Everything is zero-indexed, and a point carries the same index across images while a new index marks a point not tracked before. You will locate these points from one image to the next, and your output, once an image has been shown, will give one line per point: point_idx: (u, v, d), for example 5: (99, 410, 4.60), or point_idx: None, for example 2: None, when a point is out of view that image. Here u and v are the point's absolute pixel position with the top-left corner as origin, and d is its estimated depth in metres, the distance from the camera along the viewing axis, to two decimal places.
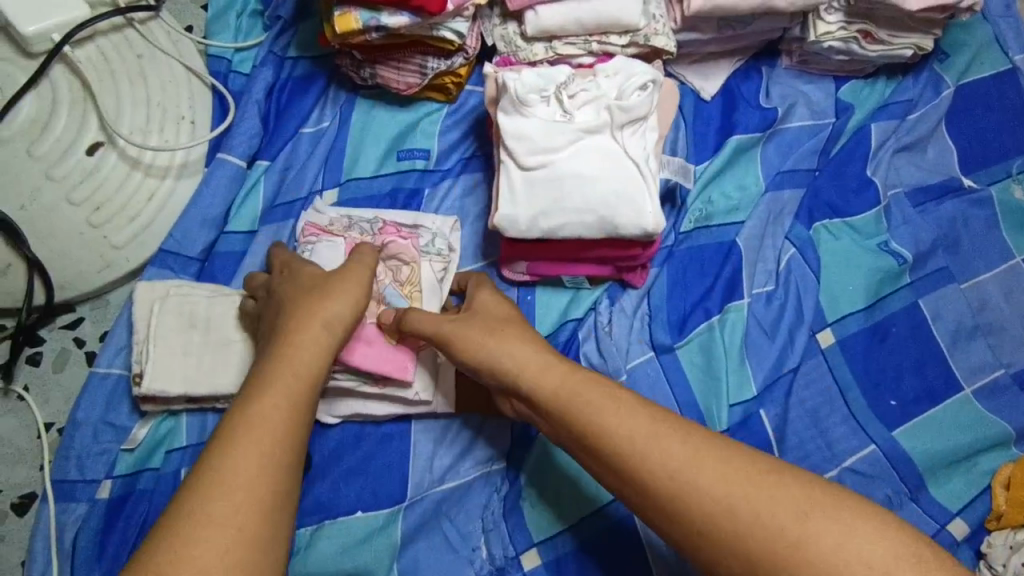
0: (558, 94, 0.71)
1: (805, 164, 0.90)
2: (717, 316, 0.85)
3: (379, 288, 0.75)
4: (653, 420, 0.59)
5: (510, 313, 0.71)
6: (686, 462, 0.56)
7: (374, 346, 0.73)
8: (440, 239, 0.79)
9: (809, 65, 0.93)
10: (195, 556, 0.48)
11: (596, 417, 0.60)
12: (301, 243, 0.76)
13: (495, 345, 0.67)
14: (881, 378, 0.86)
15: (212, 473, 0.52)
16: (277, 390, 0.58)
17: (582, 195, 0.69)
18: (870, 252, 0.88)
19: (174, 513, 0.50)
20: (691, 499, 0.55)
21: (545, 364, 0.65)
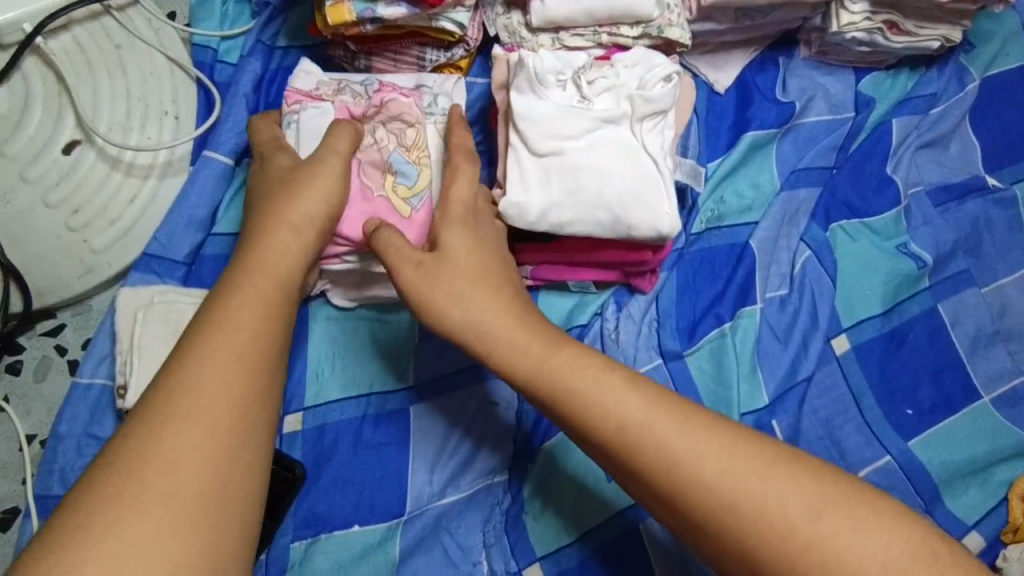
0: (576, 78, 0.67)
1: (822, 162, 0.86)
2: (729, 323, 0.81)
3: (385, 155, 0.70)
4: (643, 404, 0.54)
5: (492, 265, 0.63)
6: (684, 449, 0.51)
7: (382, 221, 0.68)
8: (443, 98, 0.73)
9: (828, 56, 0.88)
10: (170, 441, 0.47)
11: (583, 397, 0.55)
12: (289, 113, 0.72)
13: (474, 301, 0.60)
14: (897, 387, 0.82)
15: (185, 367, 0.51)
16: (246, 290, 0.56)
17: (598, 188, 0.65)
18: (888, 254, 0.84)
19: (146, 405, 0.50)
20: (692, 488, 0.50)
21: (522, 322, 0.59)
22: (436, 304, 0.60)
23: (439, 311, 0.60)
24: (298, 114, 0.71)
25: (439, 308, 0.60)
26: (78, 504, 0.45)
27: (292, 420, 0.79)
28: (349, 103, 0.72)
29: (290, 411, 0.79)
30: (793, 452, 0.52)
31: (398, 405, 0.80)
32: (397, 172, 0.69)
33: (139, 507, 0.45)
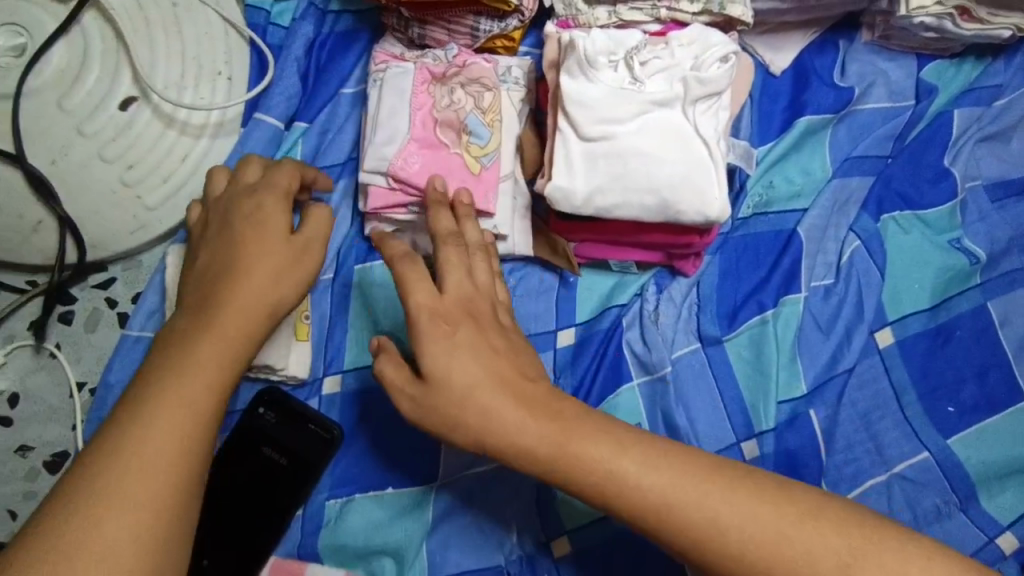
0: (628, 59, 0.65)
1: (878, 150, 0.84)
2: (771, 310, 0.80)
3: (461, 116, 0.73)
4: (667, 477, 0.53)
5: (484, 375, 0.56)
6: (709, 520, 0.52)
7: (458, 178, 0.71)
8: (517, 69, 0.76)
9: (891, 41, 0.86)
10: (107, 534, 0.48)
11: (602, 482, 0.54)
12: (374, 71, 0.75)
13: (476, 428, 0.56)
14: (940, 384, 0.80)
15: (125, 447, 0.50)
16: (197, 372, 0.55)
17: (646, 173, 0.64)
18: (940, 249, 0.82)
19: (79, 488, 0.49)
20: (719, 558, 0.52)
21: (523, 426, 0.55)
22: (441, 427, 0.57)
23: (447, 431, 0.57)
24: (383, 72, 0.74)
25: (447, 432, 0.57)
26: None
27: (330, 382, 0.80)
28: (429, 64, 0.74)
29: (329, 373, 0.80)
30: (821, 504, 0.53)
31: None
32: (471, 132, 0.72)
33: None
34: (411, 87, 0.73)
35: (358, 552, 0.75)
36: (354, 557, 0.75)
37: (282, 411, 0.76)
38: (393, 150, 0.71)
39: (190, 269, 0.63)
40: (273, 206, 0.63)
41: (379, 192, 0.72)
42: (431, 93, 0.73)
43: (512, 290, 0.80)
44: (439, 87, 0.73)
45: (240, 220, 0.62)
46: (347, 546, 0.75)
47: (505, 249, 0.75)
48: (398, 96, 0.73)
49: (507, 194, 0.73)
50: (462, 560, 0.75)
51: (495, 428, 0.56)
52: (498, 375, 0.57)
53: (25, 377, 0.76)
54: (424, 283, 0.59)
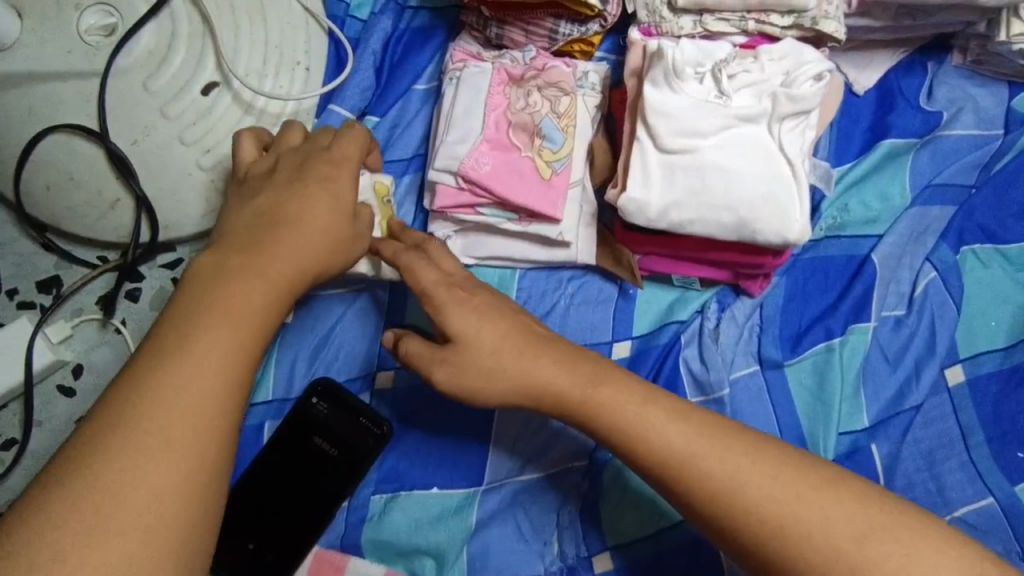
0: (715, 71, 0.63)
1: (962, 179, 0.80)
2: (838, 338, 0.77)
3: (536, 119, 0.71)
4: (687, 434, 0.56)
5: (508, 330, 0.60)
6: (729, 476, 0.54)
7: (527, 181, 0.70)
8: (594, 74, 0.74)
9: (983, 66, 0.82)
10: (147, 479, 0.45)
11: (621, 424, 0.57)
12: (451, 70, 0.74)
13: (508, 376, 0.59)
14: (1011, 428, 0.75)
15: (166, 386, 0.47)
16: (246, 315, 0.52)
17: (724, 189, 0.62)
18: (1020, 286, 0.78)
19: (116, 427, 0.46)
20: (728, 511, 0.53)
21: (553, 377, 0.59)
22: (471, 372, 0.60)
23: (481, 386, 0.59)
24: (460, 71, 0.73)
25: (481, 389, 0.60)
26: (46, 526, 0.42)
27: (382, 377, 0.79)
28: (507, 64, 0.73)
29: (382, 368, 0.79)
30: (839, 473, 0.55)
31: None
32: (544, 136, 0.71)
33: (113, 547, 0.43)
34: (488, 87, 0.72)
35: (400, 550, 0.75)
36: (397, 554, 0.75)
37: (335, 402, 0.76)
38: (464, 149, 0.70)
39: (241, 210, 0.59)
40: (347, 172, 0.61)
41: (446, 191, 0.71)
42: (507, 94, 0.72)
43: (571, 298, 0.78)
44: (515, 89, 0.72)
45: (309, 177, 0.60)
46: (390, 542, 0.75)
47: (567, 257, 0.75)
48: (473, 95, 0.72)
49: (574, 200, 0.72)
50: (503, 567, 0.74)
51: (535, 367, 0.60)
52: (523, 329, 0.61)
53: (91, 350, 0.78)
54: (432, 264, 0.62)
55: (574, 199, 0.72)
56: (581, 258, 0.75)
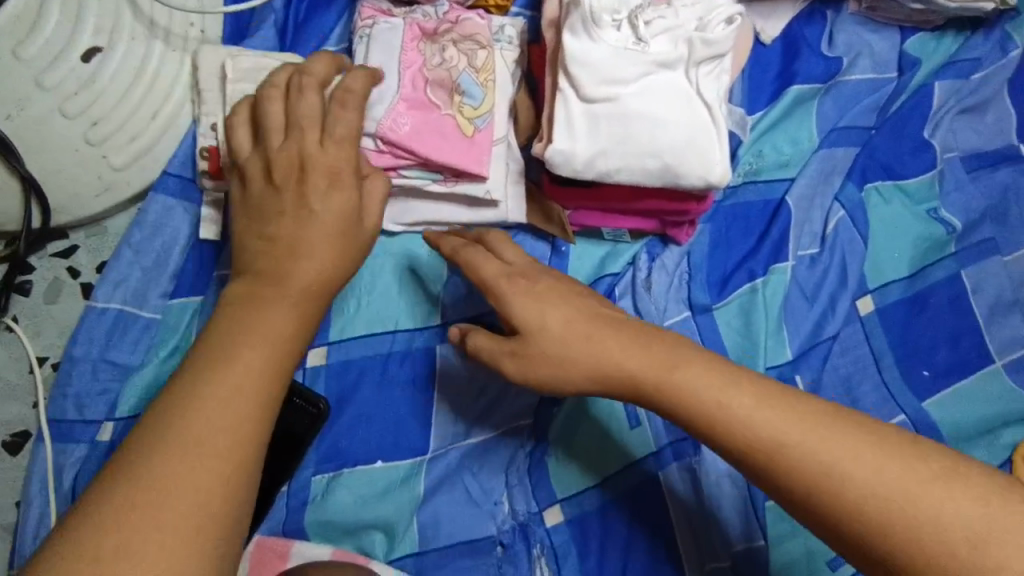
0: (632, 18, 0.63)
1: (865, 120, 0.84)
2: (761, 278, 0.80)
3: (454, 75, 0.69)
4: (790, 415, 0.48)
5: (570, 310, 0.55)
6: (830, 469, 0.46)
7: (449, 138, 0.68)
8: (511, 27, 0.72)
9: (877, 12, 0.86)
10: (185, 502, 0.42)
11: (699, 413, 0.50)
12: (360, 28, 0.70)
13: (583, 369, 0.53)
14: (915, 349, 0.83)
15: (207, 394, 0.45)
16: (274, 322, 0.49)
17: (648, 136, 0.62)
18: (919, 218, 0.84)
19: (159, 433, 0.44)
20: (834, 510, 0.46)
21: (628, 356, 0.53)
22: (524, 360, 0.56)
23: (556, 377, 0.54)
24: (370, 28, 0.69)
25: (555, 380, 0.54)
26: (88, 552, 0.40)
27: (314, 354, 0.76)
28: (419, 19, 0.69)
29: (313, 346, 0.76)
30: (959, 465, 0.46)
31: (425, 343, 0.78)
32: (464, 92, 0.69)
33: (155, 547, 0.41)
34: (401, 43, 0.68)
35: (345, 528, 0.72)
36: (343, 534, 0.72)
37: None
38: (381, 110, 0.67)
39: (254, 220, 0.54)
40: (348, 178, 0.56)
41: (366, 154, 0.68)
42: (421, 51, 0.69)
43: None
44: (430, 45, 0.69)
45: (314, 171, 0.55)
46: (335, 523, 0.72)
47: (497, 216, 0.74)
48: (386, 53, 0.68)
49: (499, 157, 0.71)
50: (455, 530, 0.74)
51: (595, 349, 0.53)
52: (593, 315, 0.55)
53: None
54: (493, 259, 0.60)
55: (500, 155, 0.71)
56: (510, 216, 0.74)
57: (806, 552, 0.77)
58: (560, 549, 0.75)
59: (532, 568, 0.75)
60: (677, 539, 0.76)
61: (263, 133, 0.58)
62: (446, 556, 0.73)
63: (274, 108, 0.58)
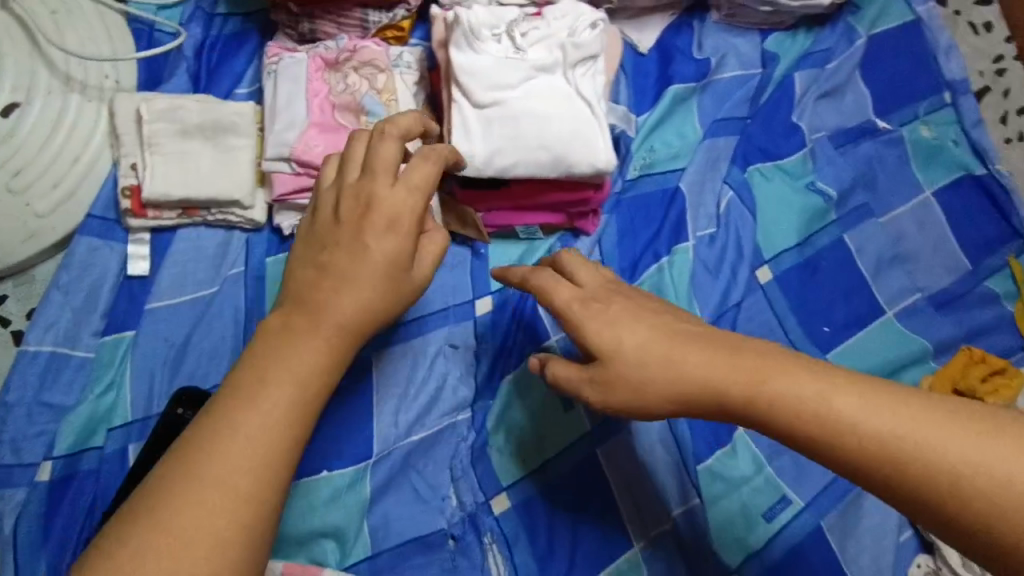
0: (509, 31, 0.71)
1: (739, 111, 0.94)
2: (666, 258, 0.87)
3: (358, 98, 0.75)
4: (895, 420, 0.49)
5: (649, 334, 0.57)
6: (936, 472, 0.47)
7: None
8: (408, 55, 0.79)
9: (736, 19, 0.96)
10: (210, 524, 0.46)
11: (800, 410, 0.51)
12: (268, 65, 0.76)
13: (659, 387, 0.56)
14: (814, 308, 0.91)
15: (231, 438, 0.49)
16: (298, 368, 0.52)
17: (537, 132, 0.69)
18: (799, 192, 0.94)
19: (186, 474, 0.48)
20: (942, 511, 0.47)
21: (712, 369, 0.55)
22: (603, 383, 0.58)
23: (638, 402, 0.57)
24: (277, 64, 0.76)
25: (638, 403, 0.57)
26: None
27: None
28: (321, 51, 0.76)
29: None
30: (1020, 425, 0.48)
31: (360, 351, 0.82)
32: (368, 112, 0.74)
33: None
34: (306, 74, 0.74)
35: (295, 539, 0.73)
36: (294, 546, 0.73)
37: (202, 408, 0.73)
38: (293, 136, 0.73)
39: (309, 257, 0.57)
40: (408, 225, 0.57)
41: (284, 178, 0.74)
42: (326, 80, 0.75)
43: None
44: (334, 74, 0.76)
45: (375, 220, 0.56)
46: (285, 536, 0.73)
47: None
48: (293, 84, 0.74)
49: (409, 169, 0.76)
50: (406, 529, 0.76)
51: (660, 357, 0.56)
52: (668, 330, 0.57)
53: None
54: (563, 281, 0.63)
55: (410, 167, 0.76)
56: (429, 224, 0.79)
57: (741, 506, 0.83)
58: (510, 534, 0.79)
59: (484, 557, 0.78)
60: (619, 505, 0.82)
61: (338, 177, 0.60)
62: (400, 554, 0.75)
63: (354, 151, 0.59)
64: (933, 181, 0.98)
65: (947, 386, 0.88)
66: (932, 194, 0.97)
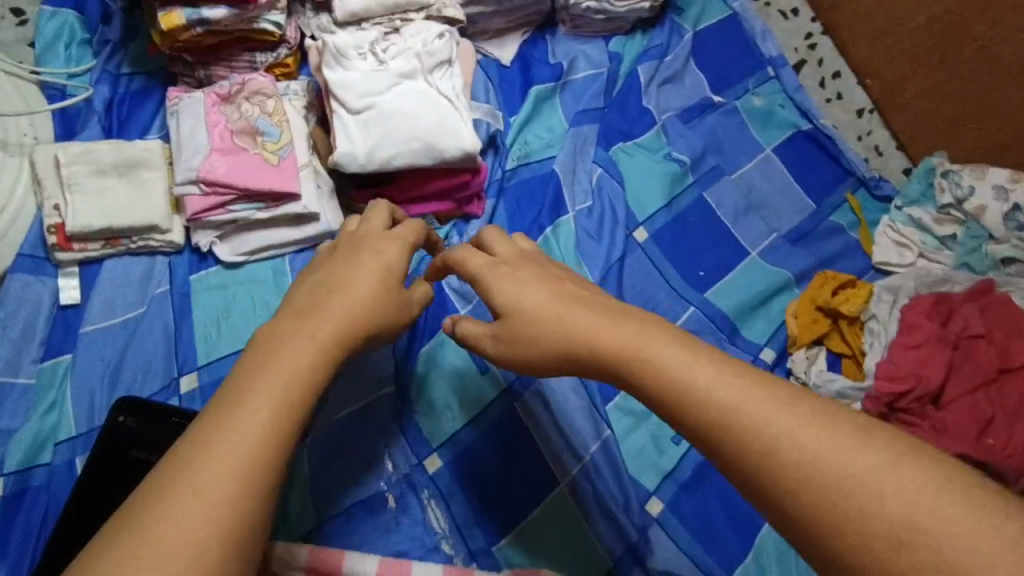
0: (372, 50, 0.84)
1: (596, 103, 1.08)
2: (550, 230, 1.00)
3: (252, 122, 0.86)
4: (738, 385, 0.49)
5: (546, 297, 0.60)
6: (760, 434, 0.47)
7: (260, 169, 0.84)
8: (296, 84, 0.92)
9: (580, 29, 1.12)
10: (193, 528, 0.44)
11: (649, 371, 0.53)
12: (171, 106, 0.87)
13: (547, 343, 0.58)
14: (688, 257, 1.05)
15: (223, 442, 0.47)
16: (285, 373, 0.52)
17: (408, 127, 0.82)
18: (659, 162, 1.08)
19: (177, 476, 0.46)
20: (760, 474, 0.46)
21: (599, 328, 0.56)
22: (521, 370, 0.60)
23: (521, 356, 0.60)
24: (178, 104, 0.87)
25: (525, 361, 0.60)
26: None
27: (187, 380, 0.85)
28: (216, 89, 0.87)
29: (185, 372, 0.85)
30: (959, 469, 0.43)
31: None
32: (262, 132, 0.86)
33: None
34: (204, 109, 0.86)
35: None
36: None
37: (141, 413, 0.80)
38: (198, 161, 0.84)
39: (304, 281, 0.62)
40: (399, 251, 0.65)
41: (195, 199, 0.84)
42: (223, 113, 0.87)
43: None
44: (229, 106, 0.87)
45: (365, 249, 0.63)
46: None
47: (322, 228, 0.90)
48: (194, 119, 0.86)
49: (308, 178, 0.88)
50: (347, 497, 0.84)
51: (572, 333, 0.57)
52: (571, 297, 0.60)
53: None
54: (478, 252, 0.66)
55: (309, 176, 0.88)
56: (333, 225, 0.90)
57: (651, 435, 0.96)
58: (445, 490, 0.87)
59: (425, 513, 0.85)
60: (541, 450, 0.90)
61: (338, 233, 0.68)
62: (344, 520, 0.83)
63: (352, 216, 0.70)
64: (771, 140, 1.14)
65: (810, 305, 1.01)
66: (773, 150, 1.13)
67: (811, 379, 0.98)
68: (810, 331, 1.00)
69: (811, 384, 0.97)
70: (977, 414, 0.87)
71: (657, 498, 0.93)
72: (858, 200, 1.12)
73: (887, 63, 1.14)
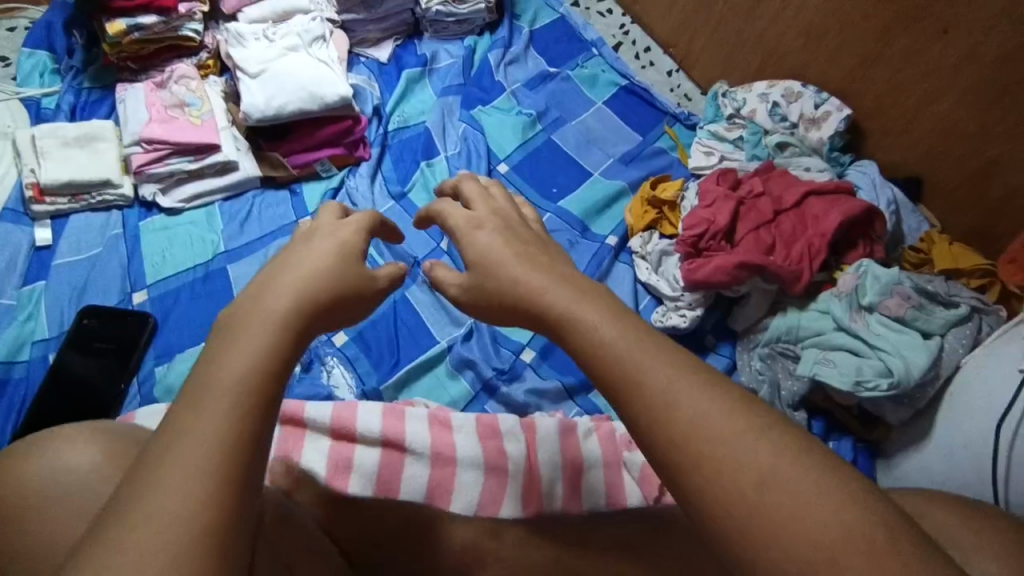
0: (265, 35, 1.17)
1: (457, 81, 1.40)
2: (426, 165, 1.26)
3: (181, 98, 1.17)
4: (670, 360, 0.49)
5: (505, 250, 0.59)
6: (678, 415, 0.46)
7: (187, 128, 1.13)
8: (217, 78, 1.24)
9: (440, 34, 1.47)
10: (163, 543, 0.39)
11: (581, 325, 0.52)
12: (119, 98, 1.17)
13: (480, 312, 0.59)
14: (544, 180, 1.32)
15: (188, 436, 0.43)
16: (244, 350, 0.47)
17: (292, 79, 1.12)
18: (512, 115, 1.38)
19: (141, 489, 0.40)
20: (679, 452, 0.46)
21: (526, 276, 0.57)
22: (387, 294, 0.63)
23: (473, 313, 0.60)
24: (124, 95, 1.17)
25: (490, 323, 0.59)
26: None
27: (138, 295, 1.06)
28: (153, 81, 1.19)
29: (137, 290, 1.06)
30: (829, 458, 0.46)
31: (215, 266, 1.10)
32: (188, 103, 1.16)
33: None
34: (143, 94, 1.16)
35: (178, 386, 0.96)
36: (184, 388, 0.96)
37: (96, 314, 1.01)
38: (139, 128, 1.13)
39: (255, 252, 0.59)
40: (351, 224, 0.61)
41: (139, 156, 1.12)
42: (157, 95, 1.17)
43: (256, 206, 1.17)
44: (162, 91, 1.18)
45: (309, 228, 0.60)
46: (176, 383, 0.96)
47: (240, 174, 1.16)
48: (136, 101, 1.16)
49: (227, 137, 1.17)
50: None
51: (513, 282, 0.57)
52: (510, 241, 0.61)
53: None
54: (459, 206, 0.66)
55: (227, 136, 1.17)
56: (251, 176, 1.17)
57: None
58: (351, 357, 1.07)
59: (332, 372, 1.05)
60: (429, 322, 1.13)
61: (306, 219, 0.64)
62: None
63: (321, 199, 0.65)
64: (602, 97, 1.45)
65: (641, 202, 1.27)
66: (603, 103, 1.44)
67: (645, 250, 1.22)
68: (641, 218, 1.25)
69: (646, 253, 1.22)
70: (759, 242, 1.12)
71: (528, 349, 1.11)
72: (675, 131, 1.41)
73: (676, 33, 1.50)
